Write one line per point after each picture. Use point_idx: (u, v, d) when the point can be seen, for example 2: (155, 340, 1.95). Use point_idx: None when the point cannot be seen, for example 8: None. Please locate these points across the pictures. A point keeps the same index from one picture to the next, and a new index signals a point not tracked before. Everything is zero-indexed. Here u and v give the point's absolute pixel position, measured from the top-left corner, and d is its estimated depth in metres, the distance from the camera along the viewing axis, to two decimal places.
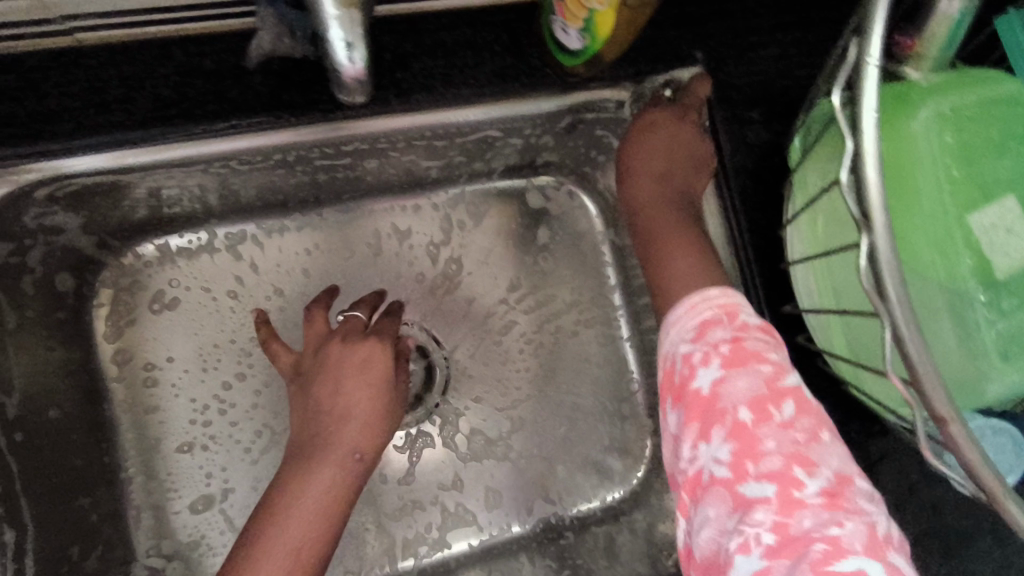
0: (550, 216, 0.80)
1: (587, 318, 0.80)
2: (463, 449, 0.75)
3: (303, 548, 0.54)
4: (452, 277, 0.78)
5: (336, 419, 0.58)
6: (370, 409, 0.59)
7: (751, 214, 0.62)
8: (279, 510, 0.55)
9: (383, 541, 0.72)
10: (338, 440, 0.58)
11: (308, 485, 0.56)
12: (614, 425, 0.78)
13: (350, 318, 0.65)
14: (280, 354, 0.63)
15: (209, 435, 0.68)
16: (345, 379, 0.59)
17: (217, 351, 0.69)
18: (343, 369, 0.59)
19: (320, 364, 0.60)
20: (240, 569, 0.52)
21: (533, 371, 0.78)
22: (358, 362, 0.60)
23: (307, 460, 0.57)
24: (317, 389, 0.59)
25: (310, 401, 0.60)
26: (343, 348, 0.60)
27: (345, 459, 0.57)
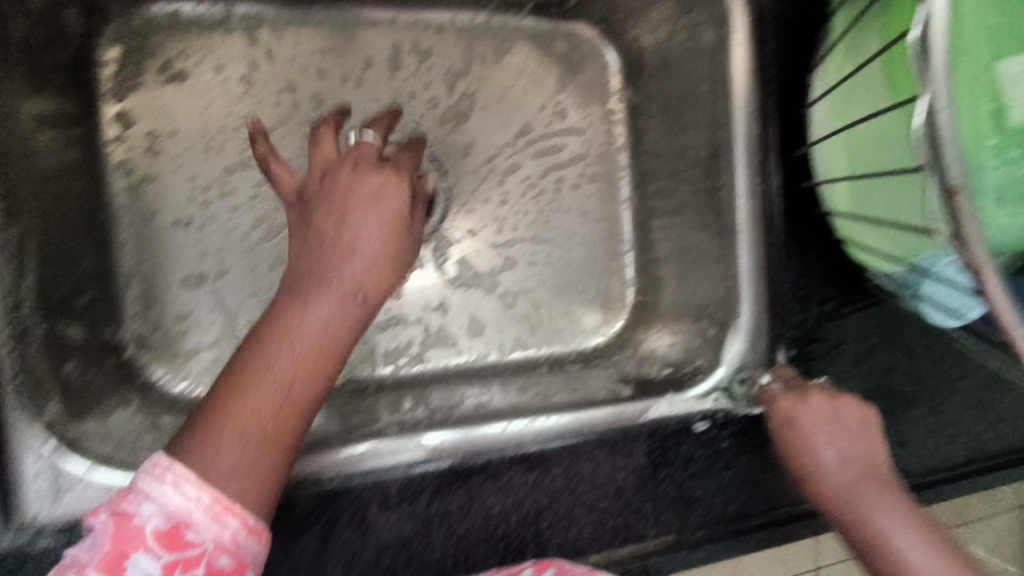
0: (570, 65, 0.79)
1: (590, 172, 0.81)
2: (451, 274, 0.78)
3: (295, 387, 0.44)
4: (463, 109, 0.77)
5: (348, 245, 0.48)
6: (388, 244, 0.49)
7: (781, 62, 0.65)
8: (269, 354, 0.44)
9: (363, 347, 0.74)
10: (350, 277, 0.47)
11: (307, 321, 0.45)
12: (599, 278, 0.81)
13: (359, 145, 0.53)
14: (280, 176, 0.52)
15: (207, 215, 0.68)
16: (355, 205, 0.48)
17: (223, 134, 0.68)
18: (359, 197, 0.48)
19: (330, 186, 0.49)
20: (222, 409, 0.43)
21: (530, 215, 0.80)
22: (380, 186, 0.49)
23: (304, 290, 0.46)
24: (325, 212, 0.48)
25: (314, 232, 0.48)
26: (359, 171, 0.50)
27: (353, 296, 0.47)
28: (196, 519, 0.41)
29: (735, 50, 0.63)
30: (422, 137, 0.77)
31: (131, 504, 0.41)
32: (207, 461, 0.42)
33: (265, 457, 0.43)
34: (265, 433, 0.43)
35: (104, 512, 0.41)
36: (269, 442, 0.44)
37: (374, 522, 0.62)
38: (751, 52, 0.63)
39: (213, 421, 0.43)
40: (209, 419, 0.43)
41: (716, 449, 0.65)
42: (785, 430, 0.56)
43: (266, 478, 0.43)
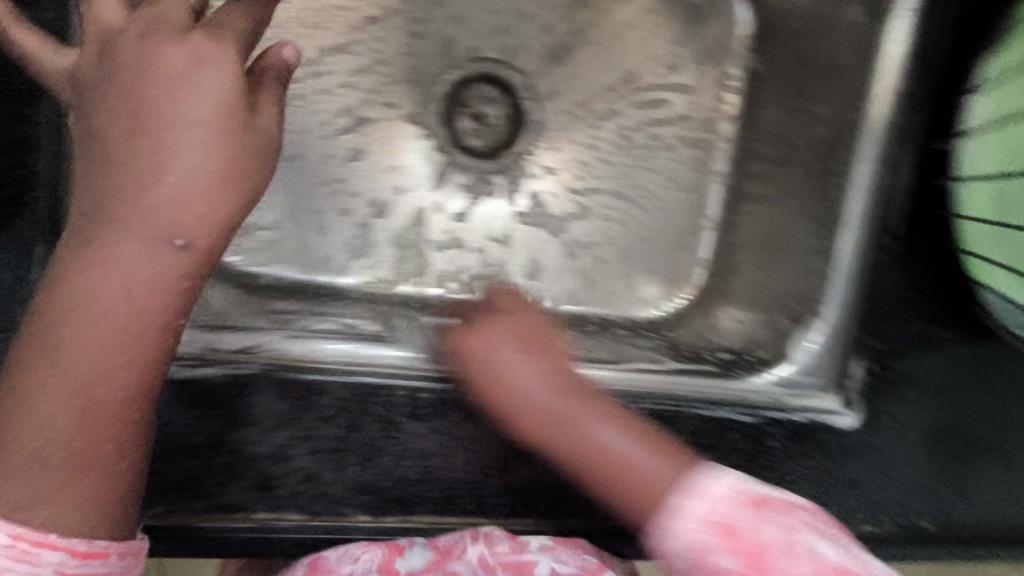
0: (697, 17, 0.73)
1: (690, 137, 0.75)
2: (522, 209, 0.75)
3: (98, 381, 0.37)
4: (573, 40, 0.72)
5: (162, 169, 0.37)
6: (205, 164, 0.38)
7: (941, 47, 0.58)
8: (57, 333, 0.37)
9: (418, 261, 0.71)
10: (159, 207, 0.37)
11: (102, 282, 0.37)
12: (672, 250, 0.76)
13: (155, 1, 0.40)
14: (42, 53, 0.41)
15: (296, 92, 0.66)
16: (170, 102, 0.37)
17: (330, 14, 0.67)
18: (195, 93, 0.38)
19: (123, 87, 0.38)
20: (5, 424, 0.37)
21: (616, 167, 0.75)
22: (188, 71, 0.38)
23: (111, 230, 0.37)
24: (111, 116, 0.38)
25: (111, 142, 0.38)
26: (150, 41, 0.38)
27: (161, 243, 0.37)
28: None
29: (889, 27, 0.58)
30: (524, 61, 0.73)
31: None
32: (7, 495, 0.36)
33: (81, 476, 0.37)
34: (72, 447, 0.37)
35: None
36: (82, 449, 0.37)
37: (403, 429, 0.48)
38: (907, 33, 0.58)
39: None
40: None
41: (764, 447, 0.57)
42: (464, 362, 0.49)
43: (83, 502, 0.37)
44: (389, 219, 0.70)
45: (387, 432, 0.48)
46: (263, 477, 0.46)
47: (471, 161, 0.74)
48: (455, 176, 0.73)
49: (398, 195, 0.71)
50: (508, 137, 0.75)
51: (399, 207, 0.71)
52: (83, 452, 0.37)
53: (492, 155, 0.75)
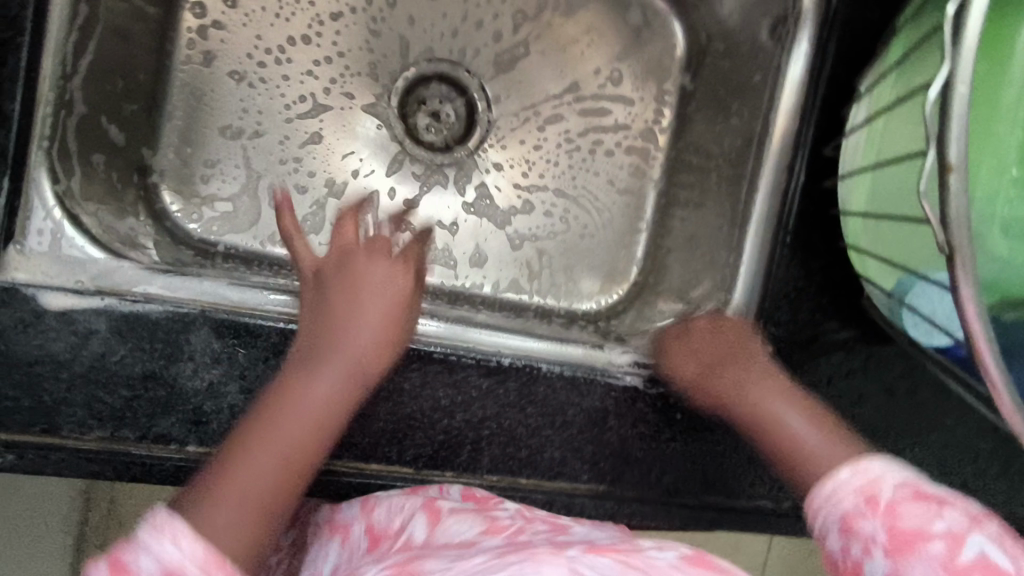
0: (637, 37, 0.80)
1: (628, 144, 0.82)
2: (469, 199, 0.80)
3: (294, 452, 0.44)
4: (522, 50, 0.79)
5: (358, 320, 0.48)
6: (384, 312, 0.50)
7: (836, 67, 0.64)
8: (253, 435, 0.44)
9: (368, 242, 0.76)
10: (360, 352, 0.48)
11: (307, 397, 0.45)
12: (607, 246, 0.82)
13: (341, 224, 0.53)
14: (302, 254, 0.53)
15: (260, 76, 0.71)
16: (364, 270, 0.50)
17: (295, 6, 0.71)
18: (374, 278, 0.50)
19: (344, 277, 0.50)
20: (223, 479, 0.42)
21: (560, 167, 0.81)
22: (364, 273, 0.50)
23: (307, 366, 0.47)
24: (337, 290, 0.50)
25: (337, 304, 0.49)
26: (369, 259, 0.51)
27: (355, 371, 0.48)
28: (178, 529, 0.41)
29: (791, 51, 0.65)
30: (478, 64, 0.78)
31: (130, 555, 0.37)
32: (208, 523, 0.40)
33: (226, 503, 0.41)
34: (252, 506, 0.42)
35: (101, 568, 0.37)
36: (258, 529, 0.42)
37: None
38: (807, 57, 0.64)
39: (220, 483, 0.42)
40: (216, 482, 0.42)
41: (668, 420, 0.60)
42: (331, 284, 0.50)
43: (246, 538, 0.41)
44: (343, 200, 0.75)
45: None
46: (196, 413, 0.49)
47: (424, 153, 0.79)
48: (408, 166, 0.78)
49: (352, 178, 0.75)
50: (461, 134, 0.80)
51: (353, 189, 0.75)
52: (263, 504, 0.42)
53: (444, 149, 0.80)
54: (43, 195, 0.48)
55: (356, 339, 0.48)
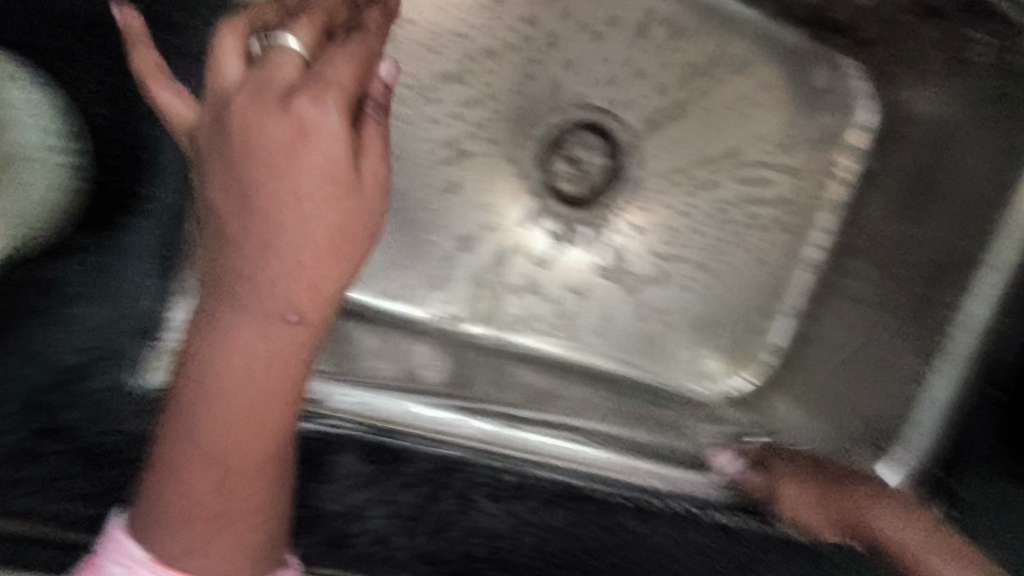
0: (816, 102, 0.70)
1: (784, 220, 0.72)
2: (603, 261, 0.72)
3: (220, 462, 0.34)
4: (686, 105, 0.69)
5: (265, 238, 0.31)
6: (318, 198, 0.31)
7: None
8: (185, 440, 0.34)
9: (493, 304, 0.69)
10: (278, 285, 0.32)
11: (242, 374, 0.33)
12: (744, 330, 0.73)
13: (270, 57, 0.32)
14: (173, 103, 0.35)
15: (403, 114, 0.63)
16: (251, 119, 0.30)
17: (449, 39, 0.63)
18: (264, 132, 0.30)
19: (244, 144, 0.31)
20: (148, 492, 0.35)
21: (706, 238, 0.72)
22: (294, 142, 0.30)
23: (221, 323, 0.32)
24: (234, 161, 0.31)
25: (230, 173, 0.31)
26: (260, 103, 0.31)
27: (279, 316, 0.32)
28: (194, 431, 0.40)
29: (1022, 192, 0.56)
30: (633, 116, 0.70)
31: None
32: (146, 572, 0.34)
33: (189, 554, 0.35)
34: (199, 526, 0.35)
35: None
36: (222, 533, 0.35)
37: (479, 507, 0.49)
38: None
39: (148, 517, 0.35)
40: (149, 495, 0.35)
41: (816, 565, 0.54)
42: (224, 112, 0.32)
43: (227, 563, 0.36)
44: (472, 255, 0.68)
45: (462, 508, 0.48)
46: (338, 533, 0.48)
47: (560, 207, 0.71)
48: (543, 222, 0.71)
49: (484, 232, 0.69)
50: (602, 189, 0.72)
51: (482, 246, 0.68)
52: (221, 522, 0.35)
53: (582, 204, 0.72)
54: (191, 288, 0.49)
55: (297, 171, 0.30)
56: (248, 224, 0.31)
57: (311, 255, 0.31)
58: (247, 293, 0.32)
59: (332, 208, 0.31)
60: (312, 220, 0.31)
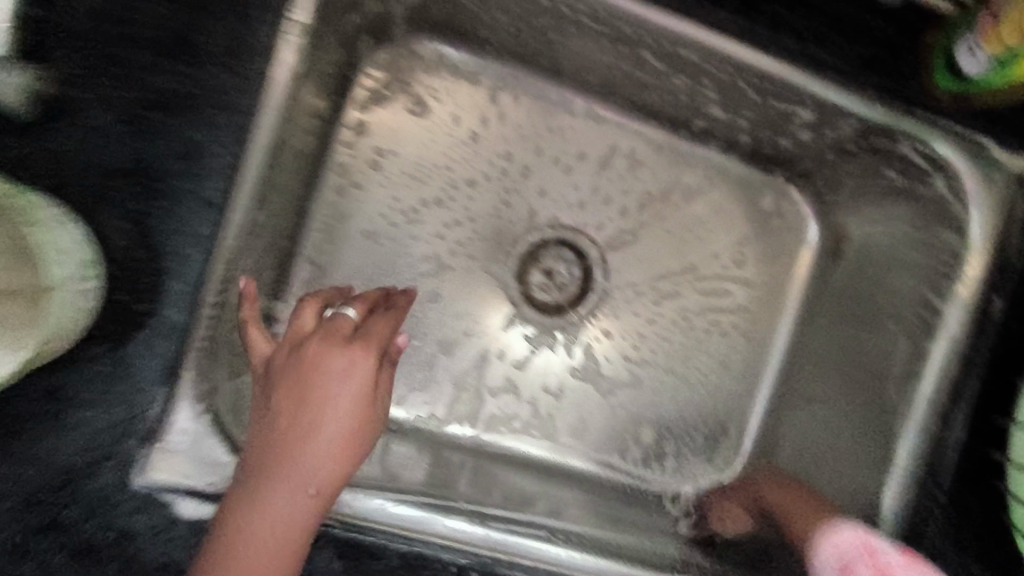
0: (766, 224, 0.78)
1: (744, 327, 0.78)
2: (576, 362, 0.77)
3: None
4: (648, 224, 0.77)
5: (296, 430, 0.47)
6: (354, 413, 0.48)
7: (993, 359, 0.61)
8: (223, 554, 0.45)
9: (472, 405, 0.74)
10: (313, 468, 0.46)
11: (282, 498, 0.46)
12: (716, 431, 0.77)
13: (335, 316, 0.51)
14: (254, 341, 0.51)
15: (393, 233, 0.71)
16: (328, 361, 0.48)
17: (433, 171, 0.72)
18: (331, 373, 0.48)
19: (282, 439, 0.46)
20: None
21: (672, 344, 0.78)
22: (346, 372, 0.48)
23: (266, 485, 0.46)
24: (280, 382, 0.48)
25: (281, 387, 0.48)
26: (325, 346, 0.49)
27: (305, 494, 0.46)
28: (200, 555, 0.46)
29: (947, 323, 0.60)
30: (601, 236, 0.77)
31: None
32: None
33: None
34: None
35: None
36: None
37: None
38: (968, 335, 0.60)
39: None
40: None
41: None
42: (292, 351, 0.49)
43: None
44: (450, 360, 0.74)
45: None
46: None
47: (537, 316, 0.77)
48: (520, 327, 0.76)
49: (466, 338, 0.74)
50: (576, 298, 0.78)
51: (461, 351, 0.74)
52: None
53: (557, 312, 0.78)
54: (190, 396, 0.51)
55: (347, 393, 0.48)
56: (283, 426, 0.47)
57: (326, 445, 0.47)
58: (284, 473, 0.46)
59: (357, 409, 0.48)
60: (331, 428, 0.47)
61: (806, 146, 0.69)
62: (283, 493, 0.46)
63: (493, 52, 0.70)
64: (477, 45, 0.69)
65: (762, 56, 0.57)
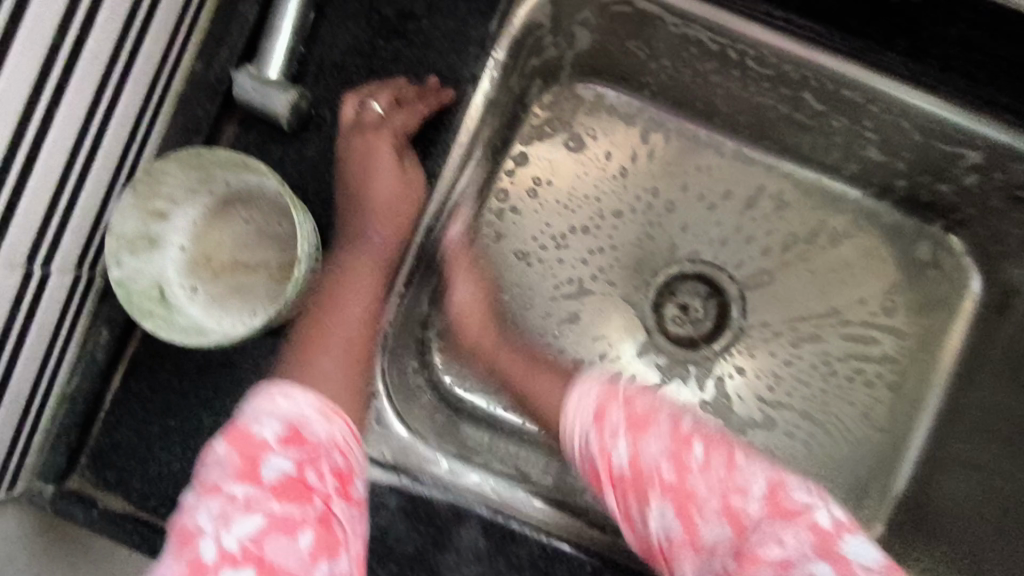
0: (920, 273, 0.76)
1: (890, 378, 0.76)
2: (708, 395, 0.77)
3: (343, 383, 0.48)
4: (791, 266, 0.77)
5: (355, 244, 0.54)
6: (401, 190, 0.54)
7: None
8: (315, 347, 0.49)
9: None
10: (371, 266, 0.54)
11: (339, 304, 0.52)
12: (854, 483, 0.75)
13: (367, 112, 0.53)
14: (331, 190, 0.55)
15: (541, 256, 0.77)
16: (365, 149, 0.53)
17: (583, 201, 0.77)
18: (373, 155, 0.53)
19: (323, 298, 0.52)
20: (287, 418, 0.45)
21: (811, 388, 0.76)
22: (366, 149, 0.53)
23: (336, 287, 0.52)
24: (353, 177, 0.54)
25: (345, 204, 0.55)
26: (363, 142, 0.53)
27: (369, 287, 0.54)
28: (310, 421, 0.43)
29: None
30: (741, 274, 0.78)
31: (247, 421, 0.42)
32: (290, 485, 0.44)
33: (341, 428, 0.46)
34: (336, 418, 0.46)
35: (219, 439, 0.41)
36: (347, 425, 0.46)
37: None
38: None
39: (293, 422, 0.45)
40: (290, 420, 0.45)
41: None
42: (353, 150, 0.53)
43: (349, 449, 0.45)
44: None
45: None
46: None
47: (672, 346, 0.79)
48: (653, 355, 0.78)
49: (598, 360, 0.77)
50: (711, 331, 0.79)
51: (591, 372, 0.76)
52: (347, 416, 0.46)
53: (691, 345, 0.79)
54: None
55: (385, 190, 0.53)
56: (344, 237, 0.54)
57: (376, 259, 0.55)
58: (346, 279, 0.53)
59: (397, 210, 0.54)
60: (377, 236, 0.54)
61: (975, 193, 0.67)
62: (349, 291, 0.53)
63: (651, 93, 0.75)
64: (635, 85, 0.74)
65: (952, 107, 0.56)
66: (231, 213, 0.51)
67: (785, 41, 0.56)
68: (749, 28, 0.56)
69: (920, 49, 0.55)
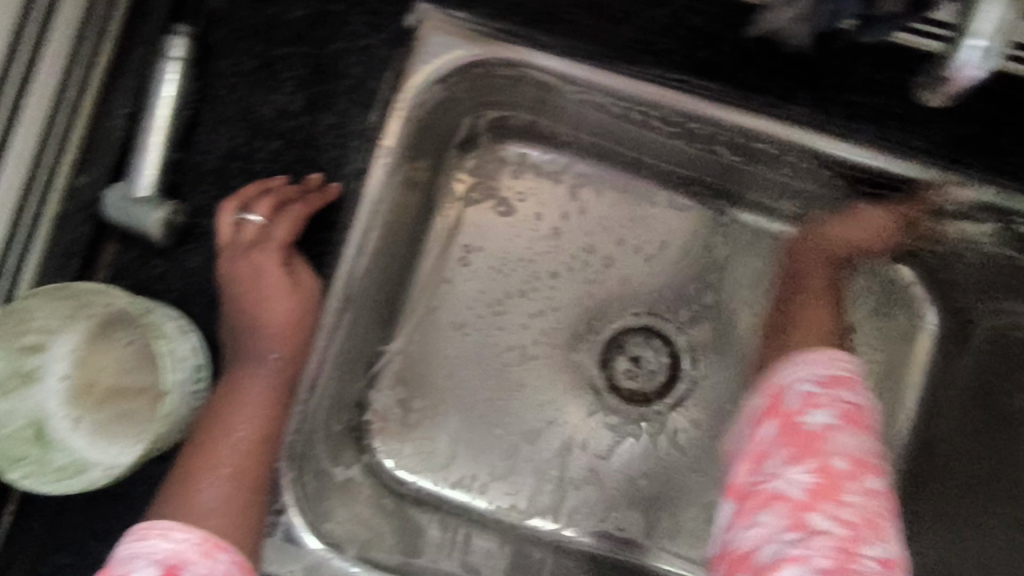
0: (875, 308, 0.72)
1: None
2: (664, 453, 0.74)
3: (234, 490, 0.51)
4: (737, 311, 0.75)
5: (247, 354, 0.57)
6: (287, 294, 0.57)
7: None
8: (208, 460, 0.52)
9: (555, 496, 0.73)
10: (266, 374, 0.56)
11: (233, 415, 0.54)
12: None
13: (248, 224, 0.57)
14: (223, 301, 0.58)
15: (476, 324, 0.74)
16: (252, 262, 0.57)
17: (516, 263, 0.75)
18: (259, 264, 0.57)
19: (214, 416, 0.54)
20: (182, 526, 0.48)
21: None
22: (252, 259, 0.57)
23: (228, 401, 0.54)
24: (245, 287, 0.57)
25: (237, 317, 0.57)
26: (248, 256, 0.57)
27: (265, 390, 0.55)
28: (189, 558, 0.45)
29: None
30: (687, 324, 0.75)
31: (123, 564, 0.43)
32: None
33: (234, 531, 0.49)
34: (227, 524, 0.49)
35: None
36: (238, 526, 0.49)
37: None
38: None
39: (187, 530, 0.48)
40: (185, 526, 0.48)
41: None
42: (241, 261, 0.57)
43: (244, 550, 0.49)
44: (530, 450, 0.73)
45: None
46: None
47: (623, 404, 0.75)
48: (604, 416, 0.74)
49: (548, 427, 0.74)
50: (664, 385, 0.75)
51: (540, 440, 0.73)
52: (236, 519, 0.49)
53: (644, 402, 0.75)
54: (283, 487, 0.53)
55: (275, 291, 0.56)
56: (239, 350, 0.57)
57: (270, 361, 0.56)
58: (238, 390, 0.55)
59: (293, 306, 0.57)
60: (271, 340, 0.57)
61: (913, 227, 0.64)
62: (240, 399, 0.55)
63: (577, 148, 0.73)
64: (558, 143, 0.72)
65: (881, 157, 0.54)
66: (114, 339, 0.56)
67: (713, 107, 0.54)
68: (682, 99, 0.54)
69: (818, 98, 0.58)
